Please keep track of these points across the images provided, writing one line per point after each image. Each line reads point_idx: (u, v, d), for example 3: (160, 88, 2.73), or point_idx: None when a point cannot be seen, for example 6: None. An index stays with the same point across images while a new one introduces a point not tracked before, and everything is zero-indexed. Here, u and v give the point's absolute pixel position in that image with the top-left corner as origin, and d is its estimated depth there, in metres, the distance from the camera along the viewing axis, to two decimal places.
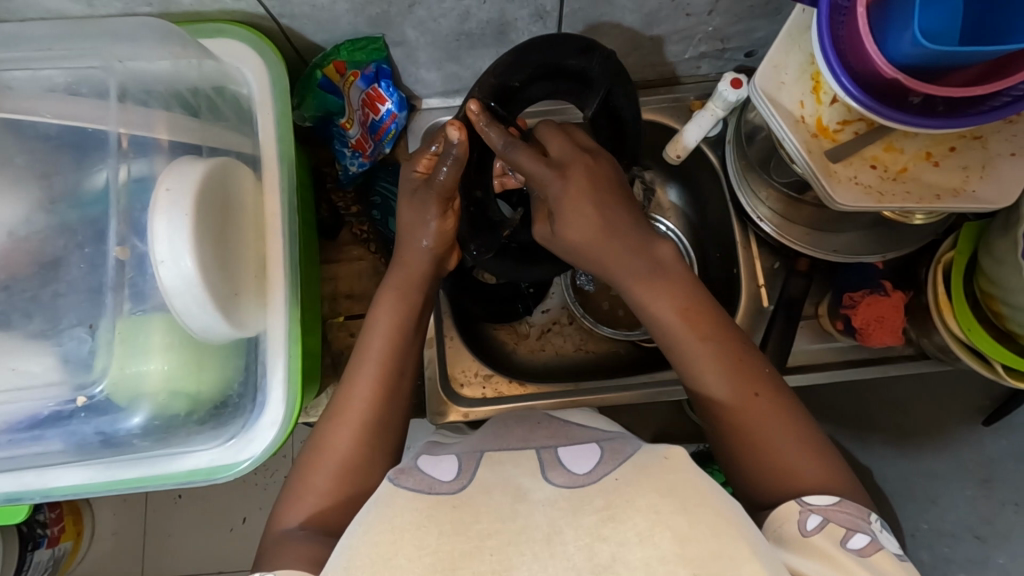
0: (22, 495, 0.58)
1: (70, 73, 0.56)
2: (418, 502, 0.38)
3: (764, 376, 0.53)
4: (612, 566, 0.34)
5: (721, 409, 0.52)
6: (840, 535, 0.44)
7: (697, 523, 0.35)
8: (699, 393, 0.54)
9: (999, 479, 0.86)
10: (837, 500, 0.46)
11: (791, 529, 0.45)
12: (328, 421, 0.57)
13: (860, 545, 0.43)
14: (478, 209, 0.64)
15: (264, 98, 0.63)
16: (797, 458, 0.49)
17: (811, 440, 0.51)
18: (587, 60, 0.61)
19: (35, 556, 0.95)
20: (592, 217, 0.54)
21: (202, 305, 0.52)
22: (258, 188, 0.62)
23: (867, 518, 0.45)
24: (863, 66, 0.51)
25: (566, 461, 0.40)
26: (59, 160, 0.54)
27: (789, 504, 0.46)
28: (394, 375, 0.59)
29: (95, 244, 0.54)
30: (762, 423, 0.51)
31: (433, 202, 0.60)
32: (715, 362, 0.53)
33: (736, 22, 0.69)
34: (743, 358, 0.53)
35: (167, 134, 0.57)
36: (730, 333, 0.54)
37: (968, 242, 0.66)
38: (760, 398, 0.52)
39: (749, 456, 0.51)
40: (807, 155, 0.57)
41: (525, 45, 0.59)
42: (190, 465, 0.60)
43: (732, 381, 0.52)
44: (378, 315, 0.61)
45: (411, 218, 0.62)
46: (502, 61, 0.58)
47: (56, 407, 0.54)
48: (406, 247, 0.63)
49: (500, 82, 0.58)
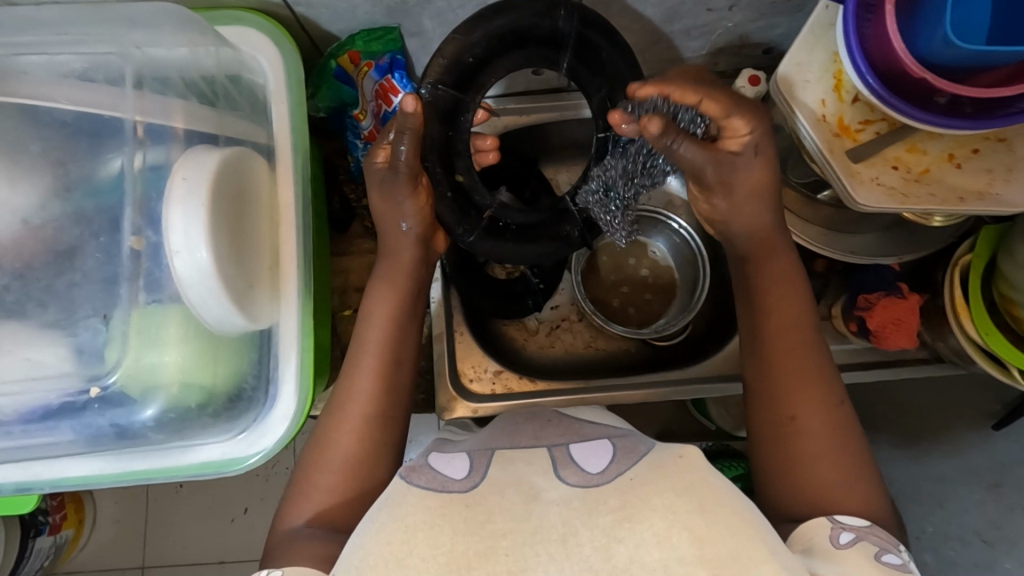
0: (30, 485, 0.58)
1: (86, 58, 0.55)
2: (431, 501, 0.37)
3: (832, 385, 0.53)
4: (630, 568, 0.33)
5: (780, 415, 0.52)
6: (873, 551, 0.44)
7: (714, 524, 0.35)
8: (761, 393, 0.54)
9: (1008, 482, 0.83)
10: (868, 523, 0.47)
11: (822, 542, 0.45)
12: (333, 419, 0.56)
13: (893, 563, 0.43)
14: (460, 193, 0.61)
15: (280, 86, 0.62)
16: (836, 475, 0.50)
17: (846, 448, 0.51)
18: (555, 19, 0.57)
19: (37, 543, 0.96)
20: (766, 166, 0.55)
21: (217, 298, 0.52)
22: (272, 179, 0.62)
23: (897, 546, 0.45)
24: (889, 62, 0.50)
25: (578, 460, 0.39)
26: (73, 147, 0.53)
27: (819, 520, 0.47)
28: (391, 367, 0.58)
29: (109, 234, 0.53)
30: (812, 430, 0.51)
31: (402, 179, 0.58)
32: (781, 365, 0.53)
33: (758, 18, 0.68)
34: (812, 361, 0.53)
35: (184, 123, 0.56)
36: (810, 338, 0.54)
37: (987, 246, 0.66)
38: (838, 407, 0.52)
39: (782, 463, 0.51)
40: (829, 155, 0.57)
41: (480, 14, 0.57)
42: (201, 458, 0.60)
43: (798, 384, 0.52)
44: (372, 307, 0.60)
45: (386, 209, 0.60)
46: (457, 37, 0.56)
47: (66, 398, 0.53)
48: (393, 236, 0.61)
49: (454, 62, 0.57)
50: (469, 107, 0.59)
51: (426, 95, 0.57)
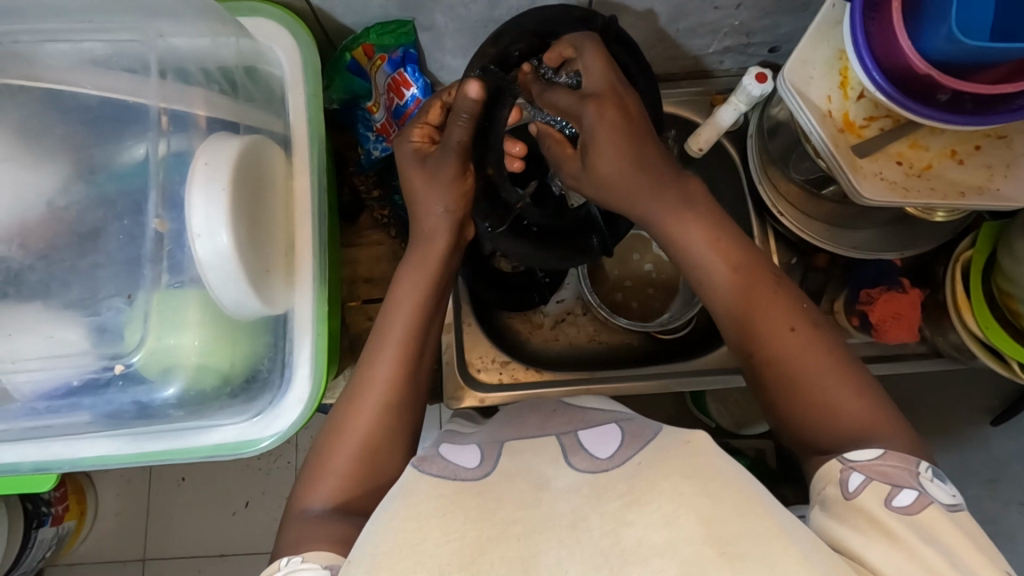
0: (50, 464, 0.59)
1: (112, 45, 0.56)
2: (444, 489, 0.38)
3: (792, 308, 0.50)
4: (638, 550, 0.34)
5: (748, 346, 0.51)
6: (885, 493, 0.40)
7: (720, 503, 0.35)
8: (728, 331, 0.52)
9: (1006, 478, 0.84)
10: (882, 454, 0.43)
11: (832, 492, 0.42)
12: (349, 402, 0.57)
13: (905, 503, 0.40)
14: (490, 187, 0.63)
15: (297, 77, 0.64)
16: (830, 392, 0.47)
17: (855, 372, 0.48)
18: (590, 26, 0.60)
19: (39, 534, 0.97)
20: (623, 159, 0.51)
21: (235, 282, 0.53)
22: (288, 168, 0.63)
23: (916, 472, 0.42)
24: (893, 60, 0.51)
25: (587, 445, 0.40)
26: (96, 133, 0.54)
27: (829, 465, 0.43)
28: (417, 352, 0.58)
29: (132, 216, 0.54)
30: (816, 366, 0.48)
31: (451, 161, 0.59)
32: (734, 297, 0.51)
33: (763, 16, 0.69)
34: (765, 287, 0.51)
35: (205, 111, 0.57)
36: (759, 264, 0.52)
37: (986, 241, 0.67)
38: (799, 329, 0.49)
39: (805, 416, 0.48)
40: (834, 149, 0.58)
41: (520, 18, 0.60)
42: (218, 439, 0.61)
43: (754, 314, 0.50)
44: (398, 294, 0.59)
45: (426, 189, 0.61)
46: (501, 33, 0.60)
47: (92, 375, 0.55)
48: (424, 220, 0.61)
49: (498, 54, 0.60)
50: (509, 90, 0.60)
51: (473, 76, 0.59)
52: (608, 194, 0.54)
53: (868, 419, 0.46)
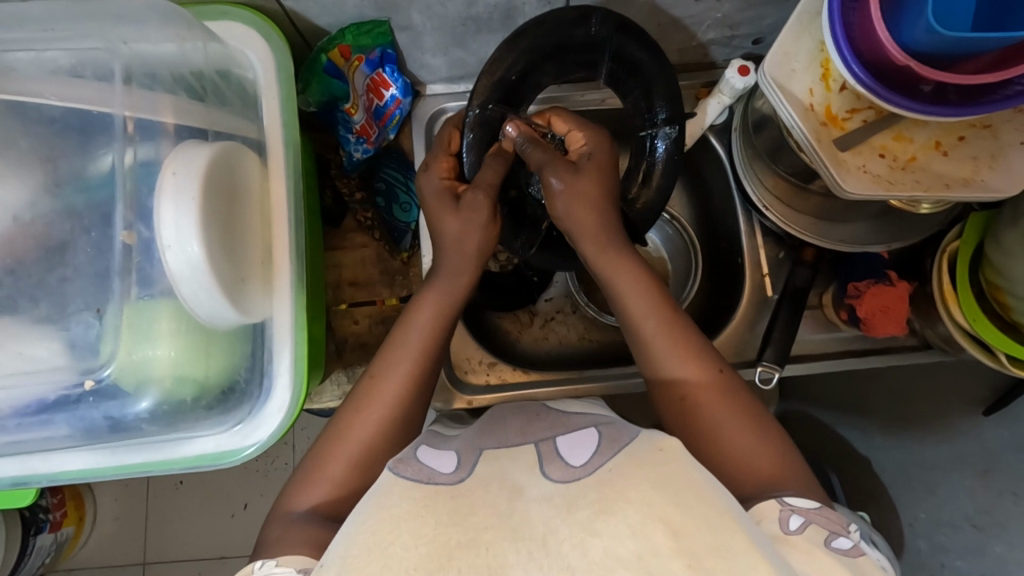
0: (29, 479, 0.59)
1: (75, 54, 0.55)
2: (415, 493, 0.36)
3: (713, 355, 0.53)
4: (606, 563, 0.32)
5: (676, 394, 0.52)
6: (823, 536, 0.42)
7: (689, 517, 0.34)
8: (658, 380, 0.53)
9: (999, 468, 0.76)
10: (819, 505, 0.45)
11: (771, 527, 0.43)
12: (354, 411, 0.54)
13: (843, 547, 0.41)
14: (515, 209, 0.65)
15: (269, 80, 0.63)
16: (744, 442, 0.49)
17: (766, 428, 0.51)
18: (588, 26, 0.59)
19: (37, 540, 0.97)
20: (594, 215, 0.55)
21: (208, 293, 0.52)
22: (263, 173, 0.62)
23: (848, 527, 0.44)
24: (874, 53, 0.50)
25: (563, 453, 0.38)
26: (63, 144, 0.54)
27: (767, 503, 0.45)
28: (424, 375, 0.55)
29: (100, 228, 0.54)
30: (725, 422, 0.50)
31: (485, 201, 0.56)
32: (666, 345, 0.53)
33: (746, 8, 0.68)
34: (692, 338, 0.53)
35: (173, 118, 0.56)
36: (686, 321, 0.54)
37: (973, 232, 0.67)
38: (722, 374, 0.52)
39: (719, 465, 0.49)
40: (816, 143, 0.57)
41: (519, 34, 0.59)
42: (196, 450, 0.61)
43: (684, 365, 0.52)
44: (416, 311, 0.56)
45: (455, 228, 0.57)
46: (501, 56, 0.60)
47: (61, 392, 0.54)
48: (456, 244, 0.57)
49: (497, 83, 0.60)
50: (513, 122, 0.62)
51: (473, 119, 0.60)
52: (570, 217, 0.55)
53: (773, 472, 0.48)
